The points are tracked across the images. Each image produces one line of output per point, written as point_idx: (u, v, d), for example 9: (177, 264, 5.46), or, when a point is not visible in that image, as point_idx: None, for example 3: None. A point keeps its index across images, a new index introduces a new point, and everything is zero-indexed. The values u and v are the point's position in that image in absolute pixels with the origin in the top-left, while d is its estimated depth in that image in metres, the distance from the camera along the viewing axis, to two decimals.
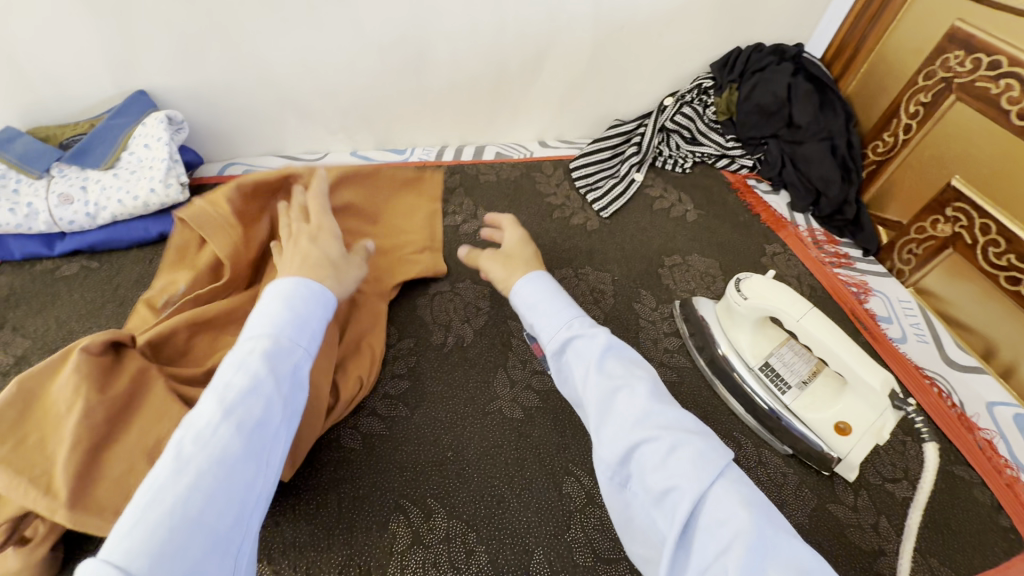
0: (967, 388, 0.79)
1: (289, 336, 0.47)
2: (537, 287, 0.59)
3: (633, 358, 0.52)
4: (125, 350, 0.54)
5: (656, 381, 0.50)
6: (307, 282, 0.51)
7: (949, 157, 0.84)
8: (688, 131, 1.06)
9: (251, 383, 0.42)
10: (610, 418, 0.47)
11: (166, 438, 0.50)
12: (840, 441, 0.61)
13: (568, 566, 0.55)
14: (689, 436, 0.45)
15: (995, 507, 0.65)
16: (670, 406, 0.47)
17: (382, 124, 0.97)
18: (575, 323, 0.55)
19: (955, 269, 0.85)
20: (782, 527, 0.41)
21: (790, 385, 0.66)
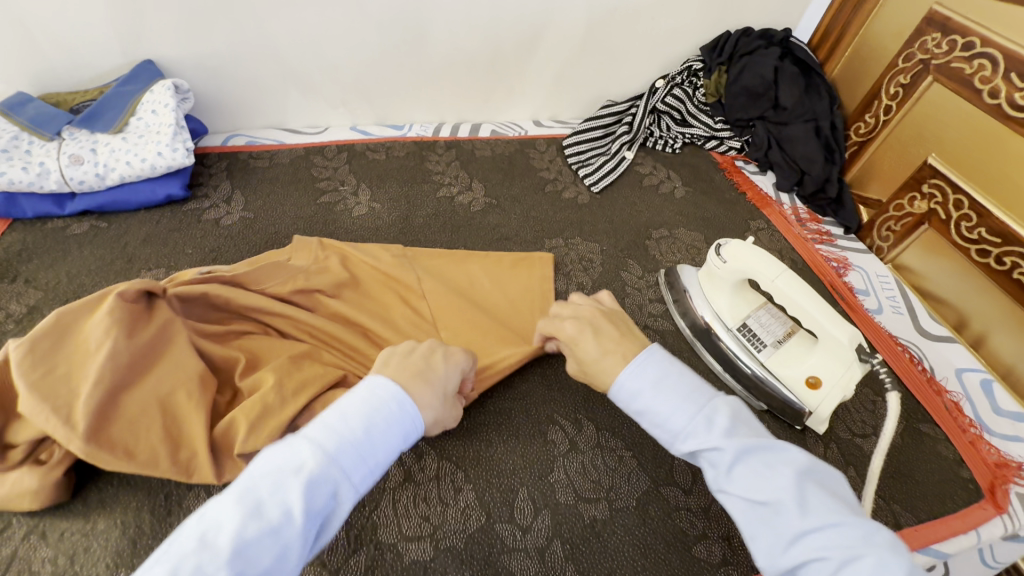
0: (937, 355, 0.83)
1: (340, 466, 0.42)
2: (640, 378, 0.50)
3: (769, 452, 0.44)
4: (156, 302, 0.57)
5: (803, 474, 0.43)
6: (404, 403, 0.46)
7: (925, 137, 0.88)
8: (678, 112, 1.09)
9: (282, 520, 0.39)
10: (762, 535, 0.42)
11: (178, 391, 0.52)
12: (810, 395, 0.65)
13: (550, 503, 0.58)
14: (859, 548, 0.38)
15: (957, 461, 0.69)
16: (827, 511, 0.41)
17: (381, 100, 1.00)
18: (699, 430, 0.46)
19: (930, 244, 0.88)
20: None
21: (765, 344, 0.70)
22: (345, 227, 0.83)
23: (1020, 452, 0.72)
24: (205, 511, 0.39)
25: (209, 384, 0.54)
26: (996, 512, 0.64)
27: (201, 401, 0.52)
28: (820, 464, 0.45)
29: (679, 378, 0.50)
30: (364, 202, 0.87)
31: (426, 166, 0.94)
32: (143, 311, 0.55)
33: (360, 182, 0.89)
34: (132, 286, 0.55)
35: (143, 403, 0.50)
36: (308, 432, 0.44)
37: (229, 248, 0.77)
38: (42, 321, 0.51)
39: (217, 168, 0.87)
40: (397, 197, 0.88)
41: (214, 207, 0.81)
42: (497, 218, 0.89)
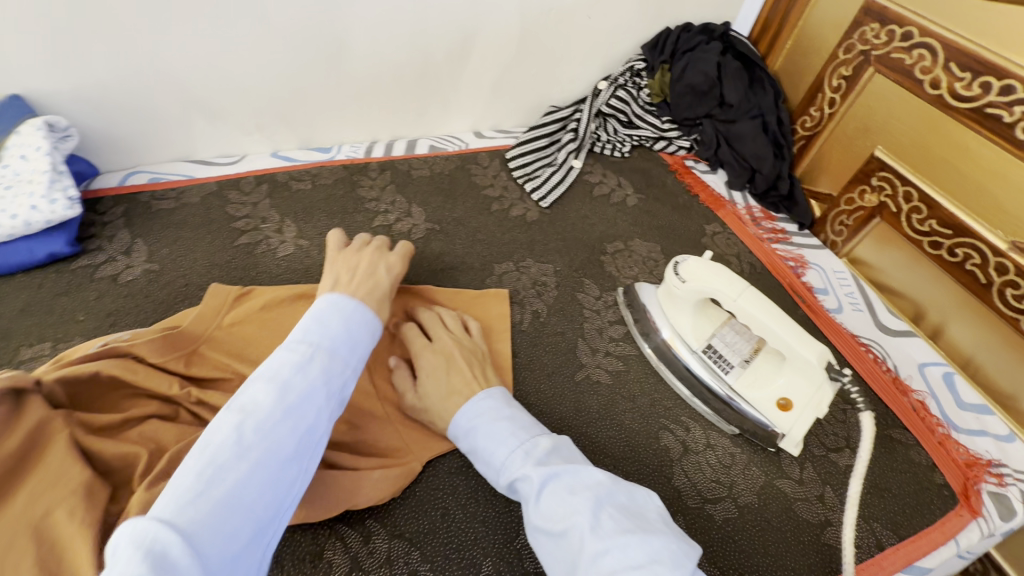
0: (900, 351, 0.82)
1: (341, 353, 0.47)
2: (475, 419, 0.55)
3: (573, 477, 0.48)
4: (28, 397, 0.48)
5: (602, 497, 0.46)
6: (360, 308, 0.51)
7: (871, 130, 0.87)
8: (624, 114, 1.05)
9: (311, 389, 0.42)
10: (561, 567, 0.44)
11: (55, 512, 0.43)
12: (782, 417, 0.62)
13: (518, 574, 0.52)
14: (638, 571, 0.40)
15: (930, 465, 0.67)
16: (617, 533, 0.43)
17: (303, 121, 0.91)
18: (513, 458, 0.50)
19: (883, 237, 0.88)
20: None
21: (732, 365, 0.66)
22: (269, 271, 0.74)
23: (987, 447, 0.71)
24: (235, 400, 0.40)
25: (99, 492, 0.46)
26: (971, 516, 0.63)
27: (86, 518, 0.44)
28: (625, 488, 0.48)
29: (510, 416, 0.55)
30: (289, 240, 0.78)
31: (358, 193, 0.86)
32: (10, 415, 0.46)
33: (284, 217, 0.80)
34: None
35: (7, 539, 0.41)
36: (296, 338, 0.46)
37: (130, 309, 0.66)
38: None
39: (113, 214, 0.76)
40: (326, 231, 0.80)
41: (110, 261, 0.71)
42: (440, 244, 0.82)
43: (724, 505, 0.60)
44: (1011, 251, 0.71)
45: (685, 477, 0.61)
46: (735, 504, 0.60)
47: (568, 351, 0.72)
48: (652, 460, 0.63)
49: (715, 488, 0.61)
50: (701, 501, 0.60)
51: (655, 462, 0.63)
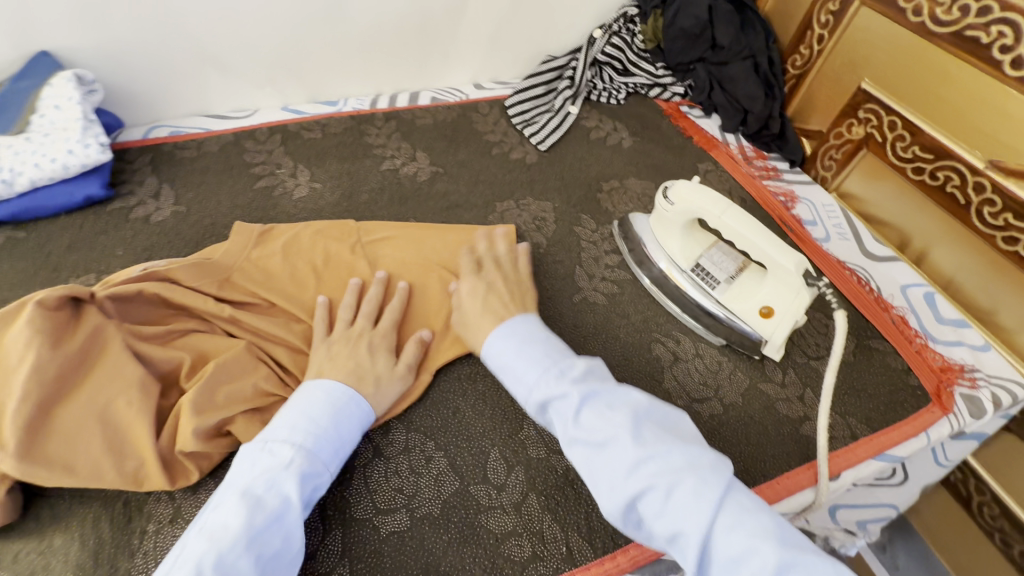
0: (883, 274, 0.86)
1: (322, 456, 0.50)
2: (508, 340, 0.58)
3: (612, 396, 0.51)
4: (85, 307, 0.55)
5: (639, 414, 0.49)
6: (359, 400, 0.55)
7: (858, 63, 0.89)
8: (619, 62, 1.08)
9: (282, 507, 0.45)
10: (601, 474, 0.47)
11: (117, 399, 0.51)
12: (764, 324, 0.67)
13: (522, 459, 0.59)
14: (681, 473, 0.45)
15: (905, 370, 0.72)
16: (657, 443, 0.47)
17: (310, 75, 0.95)
18: (548, 378, 0.53)
19: (870, 169, 0.91)
20: (793, 541, 0.42)
21: (719, 282, 0.71)
22: (286, 210, 0.79)
23: (962, 355, 0.76)
24: (209, 521, 0.43)
25: (153, 388, 0.53)
26: (942, 413, 0.68)
27: (144, 404, 0.51)
28: (657, 405, 0.52)
29: (540, 343, 0.58)
30: (303, 183, 0.83)
31: (366, 140, 0.91)
32: (70, 321, 0.53)
33: (297, 163, 0.85)
34: (52, 294, 0.52)
35: (79, 419, 0.49)
36: (278, 440, 0.49)
37: (163, 245, 0.73)
38: None
39: (140, 163, 0.82)
40: (337, 175, 0.85)
41: (141, 204, 0.77)
42: (445, 186, 0.87)
43: (711, 403, 0.65)
44: (988, 169, 0.74)
45: (675, 381, 0.67)
46: (720, 403, 0.66)
47: (566, 276, 0.77)
48: (644, 366, 0.68)
49: (702, 390, 0.67)
50: (690, 401, 0.65)
51: (647, 369, 0.68)
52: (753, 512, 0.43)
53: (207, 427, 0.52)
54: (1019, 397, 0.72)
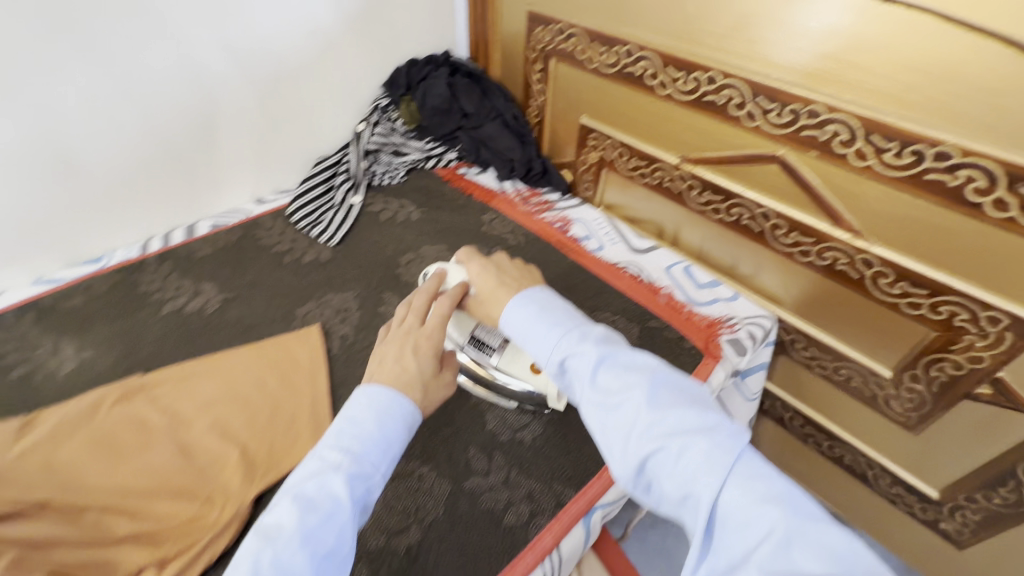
0: (651, 263, 1.01)
1: (370, 458, 0.49)
2: (528, 308, 0.59)
3: (628, 360, 0.52)
4: None
5: (657, 378, 0.51)
6: (403, 400, 0.53)
7: (573, 104, 1.08)
8: (390, 145, 1.16)
9: (332, 507, 0.45)
10: (615, 431, 0.49)
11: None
12: (538, 379, 0.69)
13: (361, 555, 0.58)
14: (693, 435, 0.46)
15: (680, 337, 0.85)
16: (672, 406, 0.48)
17: (58, 239, 0.89)
18: (569, 344, 0.55)
19: (615, 183, 1.10)
20: (806, 509, 0.41)
21: (493, 349, 0.71)
22: (54, 391, 0.72)
23: (720, 309, 0.92)
24: (264, 523, 0.45)
25: None
26: (715, 361, 0.81)
27: None
28: (679, 377, 0.52)
29: (563, 308, 0.59)
30: (70, 355, 0.76)
31: (140, 289, 0.86)
32: None
33: (59, 336, 0.78)
34: None
35: None
36: (329, 443, 0.50)
37: None
38: None
39: None
40: (111, 335, 0.79)
41: None
42: (238, 309, 0.86)
43: (532, 428, 0.71)
44: (682, 163, 0.93)
45: (497, 420, 0.72)
46: (540, 424, 0.71)
47: None
48: (467, 417, 0.72)
49: (522, 418, 0.72)
50: (512, 433, 0.70)
51: (470, 417, 0.72)
52: (777, 487, 0.42)
53: None
54: (768, 326, 0.89)
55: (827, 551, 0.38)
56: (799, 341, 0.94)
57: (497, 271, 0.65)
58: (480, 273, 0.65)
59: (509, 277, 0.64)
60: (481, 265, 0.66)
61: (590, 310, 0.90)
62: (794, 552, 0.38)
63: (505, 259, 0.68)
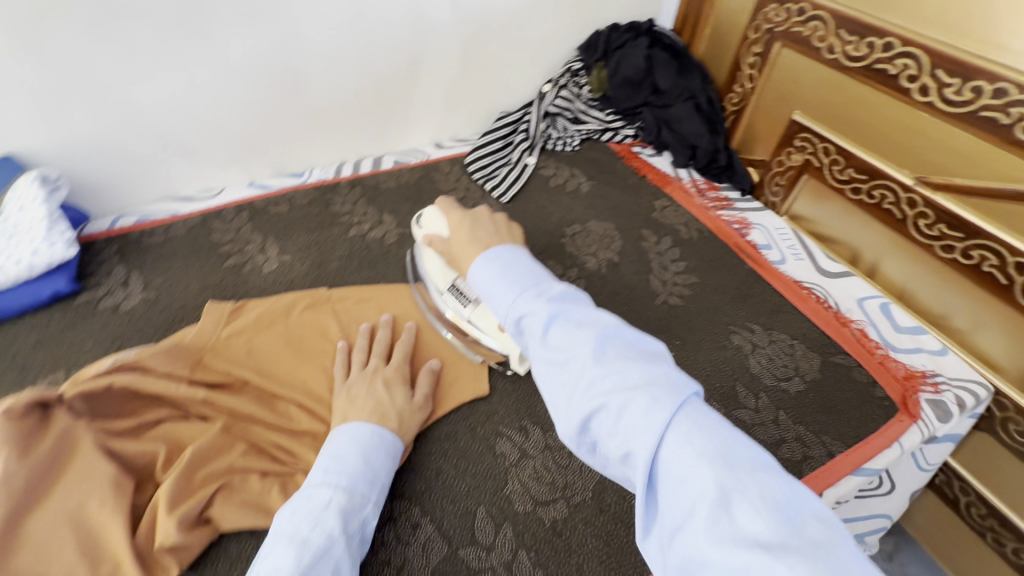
0: (839, 290, 0.89)
1: (359, 489, 0.53)
2: (490, 267, 0.58)
3: (580, 317, 0.50)
4: (54, 411, 0.54)
5: (605, 332, 0.48)
6: (382, 434, 0.58)
7: (786, 97, 0.97)
8: (570, 112, 1.13)
9: (329, 541, 0.48)
10: (561, 391, 0.47)
11: (90, 499, 0.50)
12: (502, 336, 0.70)
13: (508, 515, 0.58)
14: (633, 392, 0.43)
15: (871, 381, 0.75)
16: (616, 362, 0.45)
17: (273, 150, 0.98)
18: (524, 300, 0.53)
19: (814, 191, 0.96)
20: (744, 462, 0.38)
21: (469, 301, 0.72)
22: (258, 286, 0.80)
23: (922, 362, 0.79)
24: (262, 570, 0.45)
25: (127, 486, 0.52)
26: (911, 420, 0.70)
27: (118, 505, 0.50)
28: (634, 332, 0.49)
29: (526, 267, 0.58)
30: (273, 257, 0.84)
31: (332, 209, 0.93)
32: (38, 426, 0.52)
33: (266, 238, 0.87)
34: (21, 397, 0.51)
35: (48, 530, 0.47)
36: (316, 481, 0.53)
37: (134, 334, 0.72)
38: None
39: (108, 253, 0.82)
40: (306, 245, 0.87)
41: (109, 293, 0.77)
42: (412, 246, 0.89)
43: None
44: (918, 185, 0.79)
45: None
46: None
47: None
48: None
49: None
50: None
51: None
52: (722, 444, 0.39)
53: (187, 518, 0.52)
54: (982, 397, 0.76)
55: (772, 509, 0.35)
56: (1018, 422, 0.77)
57: (473, 223, 0.67)
58: (456, 225, 0.68)
59: (481, 230, 0.66)
60: (459, 216, 0.69)
61: (765, 327, 0.81)
62: (736, 512, 0.35)
63: (484, 214, 0.69)
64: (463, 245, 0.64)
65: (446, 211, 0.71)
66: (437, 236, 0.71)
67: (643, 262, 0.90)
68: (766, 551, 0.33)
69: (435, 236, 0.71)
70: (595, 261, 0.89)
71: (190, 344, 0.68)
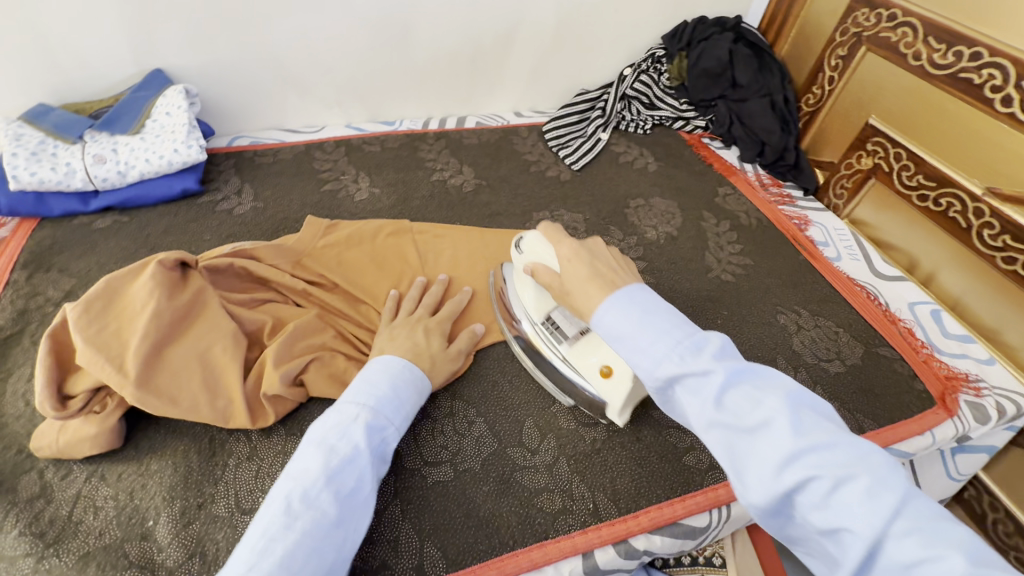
0: (892, 291, 0.91)
1: (385, 412, 0.55)
2: (628, 310, 0.47)
3: (756, 377, 0.42)
4: (191, 272, 0.63)
5: (790, 396, 0.40)
6: (411, 367, 0.61)
7: (865, 101, 0.98)
8: (646, 97, 1.19)
9: (353, 452, 0.50)
10: (750, 464, 0.39)
11: (215, 345, 0.59)
12: (602, 384, 0.62)
13: (553, 428, 0.65)
14: (847, 468, 0.36)
15: (912, 375, 0.77)
16: (818, 433, 0.38)
17: (372, 98, 1.07)
18: (678, 352, 0.44)
19: (878, 196, 0.98)
20: (981, 547, 0.32)
21: (566, 337, 0.66)
22: (349, 210, 0.90)
23: (966, 366, 0.81)
24: (292, 467, 0.48)
25: (242, 342, 0.61)
26: (946, 415, 0.73)
27: (235, 355, 0.59)
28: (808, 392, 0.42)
29: (668, 310, 0.47)
30: (364, 188, 0.94)
31: (419, 155, 1.02)
32: (179, 282, 0.62)
33: (359, 171, 0.97)
34: (170, 255, 0.61)
35: (183, 362, 0.57)
36: (346, 400, 0.55)
37: (244, 234, 0.83)
38: (92, 287, 0.57)
39: (226, 166, 0.94)
40: (394, 182, 0.96)
41: (226, 198, 0.88)
42: (487, 196, 0.97)
43: None
44: (986, 196, 0.81)
45: None
46: None
47: None
48: None
49: None
50: None
51: None
52: (942, 522, 0.34)
53: (289, 376, 0.60)
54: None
55: None
56: None
57: (591, 253, 0.55)
58: (569, 255, 0.56)
59: (602, 267, 0.54)
60: (572, 247, 0.57)
61: (813, 312, 0.84)
62: None
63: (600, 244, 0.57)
64: (580, 285, 0.52)
65: (557, 241, 0.58)
66: (547, 269, 0.58)
67: (701, 239, 0.94)
68: (960, 566, 0.31)
69: (541, 267, 0.59)
70: (655, 233, 0.95)
71: (293, 245, 0.77)
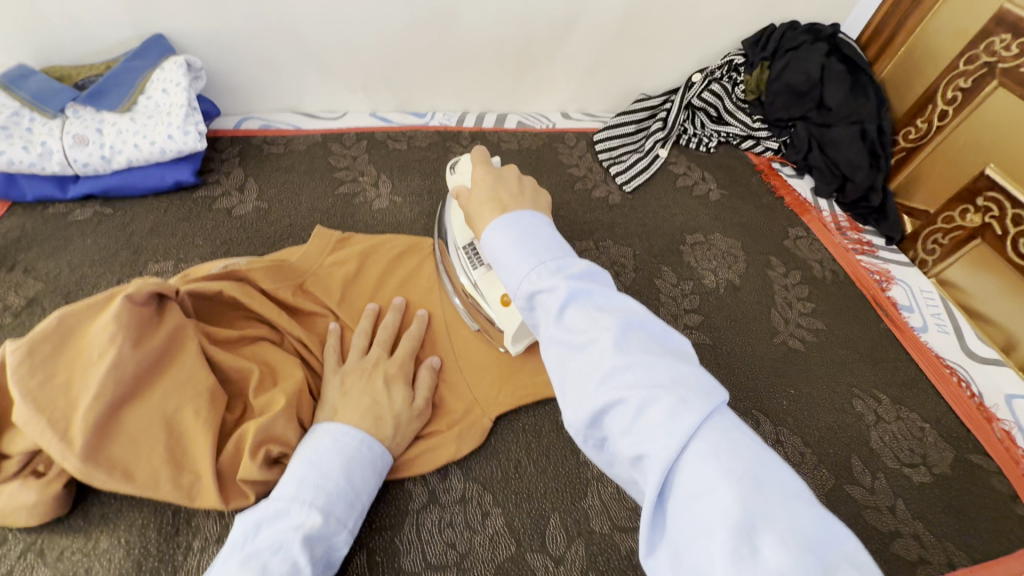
0: (986, 379, 0.78)
1: (336, 513, 0.45)
2: (508, 231, 0.47)
3: (607, 299, 0.42)
4: (167, 304, 0.52)
5: (633, 322, 0.40)
6: (373, 445, 0.50)
7: (983, 147, 0.82)
8: (714, 110, 1.03)
9: (290, 574, 0.40)
10: (574, 379, 0.40)
11: (184, 407, 0.49)
12: (501, 311, 0.59)
13: (583, 531, 0.54)
14: (659, 390, 0.36)
15: (1012, 496, 0.64)
16: (643, 355, 0.38)
17: (402, 86, 0.94)
18: (539, 271, 0.44)
19: (981, 262, 0.83)
20: (780, 485, 0.33)
21: (481, 264, 0.61)
22: (366, 221, 0.78)
23: None
24: None
25: (220, 402, 0.51)
26: None
27: (209, 419, 0.49)
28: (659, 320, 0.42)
29: (550, 236, 0.47)
30: (384, 194, 0.82)
31: (450, 158, 0.89)
32: (153, 319, 0.51)
33: (381, 173, 0.84)
34: (143, 286, 0.50)
35: (144, 426, 0.47)
36: (288, 493, 0.45)
37: (242, 242, 0.72)
38: (43, 321, 0.46)
39: (230, 154, 0.82)
40: (419, 190, 0.83)
41: (226, 194, 0.76)
42: None
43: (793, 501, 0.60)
44: None
45: None
46: None
47: None
48: None
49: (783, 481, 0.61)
50: None
51: None
52: (738, 449, 0.34)
53: (267, 458, 0.50)
54: None
55: (791, 532, 0.30)
56: None
57: (497, 179, 0.54)
58: (480, 177, 0.55)
59: (505, 190, 0.52)
60: (486, 170, 0.55)
61: (895, 400, 0.71)
62: (755, 537, 0.30)
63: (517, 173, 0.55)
64: (478, 203, 0.52)
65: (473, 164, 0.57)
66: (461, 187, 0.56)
67: (767, 292, 0.81)
68: (730, 498, 0.31)
69: (458, 191, 0.57)
70: (713, 279, 0.82)
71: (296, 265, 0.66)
